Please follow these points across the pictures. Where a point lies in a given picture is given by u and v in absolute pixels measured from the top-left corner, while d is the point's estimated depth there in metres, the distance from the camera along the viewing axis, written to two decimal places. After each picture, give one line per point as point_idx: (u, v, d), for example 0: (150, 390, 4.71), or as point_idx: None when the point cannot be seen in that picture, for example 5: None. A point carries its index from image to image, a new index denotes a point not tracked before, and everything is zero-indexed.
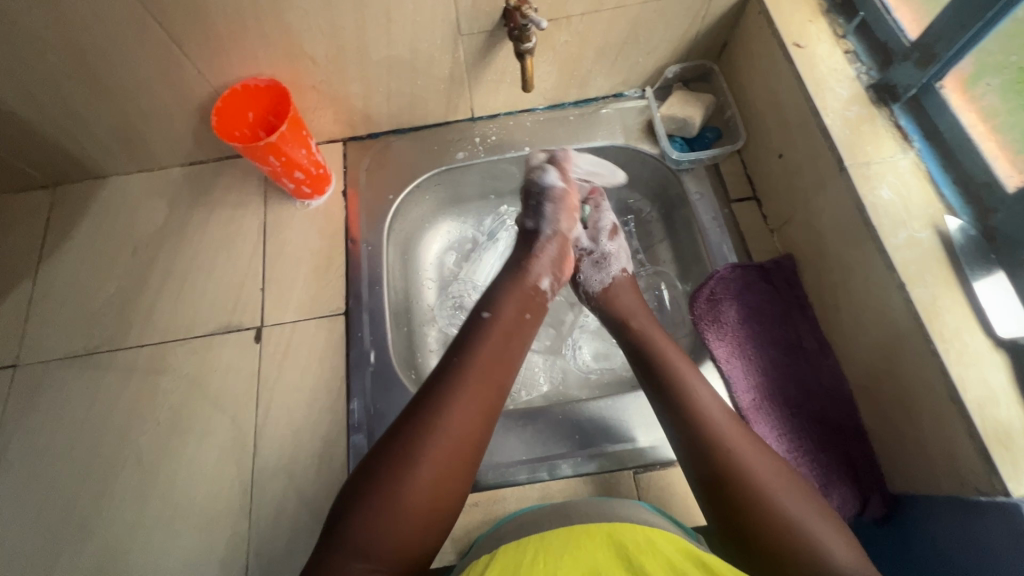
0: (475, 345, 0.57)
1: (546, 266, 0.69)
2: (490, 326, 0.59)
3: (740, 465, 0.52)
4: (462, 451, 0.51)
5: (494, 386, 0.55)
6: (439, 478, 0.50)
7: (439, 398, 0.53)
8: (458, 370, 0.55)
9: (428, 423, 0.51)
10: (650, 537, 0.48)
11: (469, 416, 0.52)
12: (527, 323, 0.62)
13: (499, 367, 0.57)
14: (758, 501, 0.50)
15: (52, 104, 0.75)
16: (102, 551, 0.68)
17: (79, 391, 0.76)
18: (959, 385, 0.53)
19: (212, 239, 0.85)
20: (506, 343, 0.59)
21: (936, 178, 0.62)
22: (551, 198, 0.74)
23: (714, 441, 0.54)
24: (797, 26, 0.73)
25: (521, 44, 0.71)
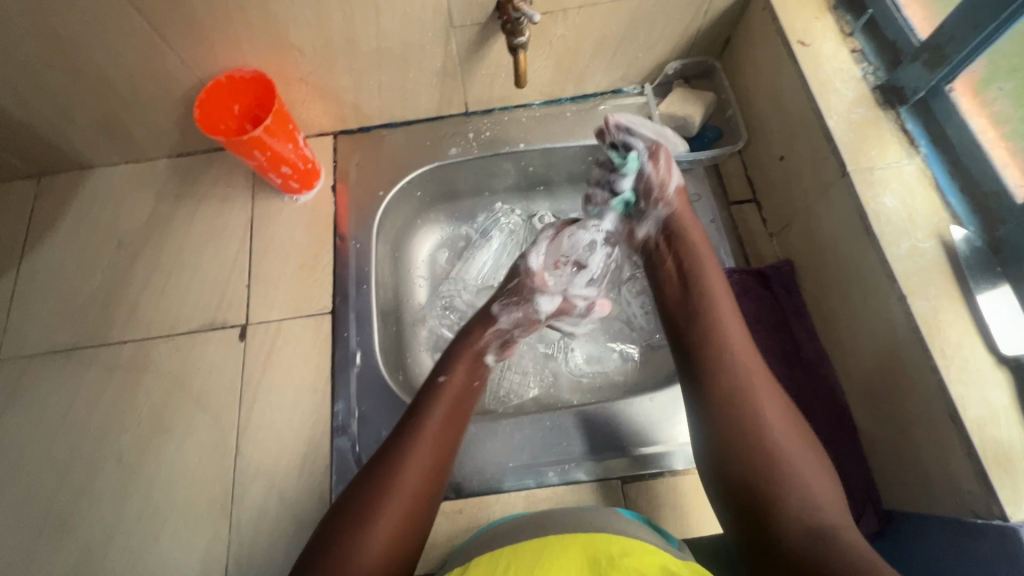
0: (428, 406, 0.59)
1: (494, 346, 0.70)
2: (440, 391, 0.61)
3: (763, 435, 0.53)
4: (416, 509, 0.53)
5: (443, 447, 0.57)
6: (396, 530, 0.50)
7: (394, 458, 0.54)
8: (413, 430, 0.56)
9: (385, 480, 0.52)
10: (624, 545, 0.46)
11: (422, 473, 0.54)
12: (475, 390, 0.64)
13: (448, 430, 0.58)
14: (773, 474, 0.51)
15: (32, 94, 0.73)
16: (80, 551, 0.67)
17: (60, 387, 0.75)
18: (959, 403, 0.51)
19: (198, 234, 0.84)
20: (458, 408, 0.61)
21: (941, 185, 0.60)
22: (525, 313, 0.73)
23: (740, 404, 0.55)
24: (802, 23, 0.70)
25: (514, 38, 0.67)
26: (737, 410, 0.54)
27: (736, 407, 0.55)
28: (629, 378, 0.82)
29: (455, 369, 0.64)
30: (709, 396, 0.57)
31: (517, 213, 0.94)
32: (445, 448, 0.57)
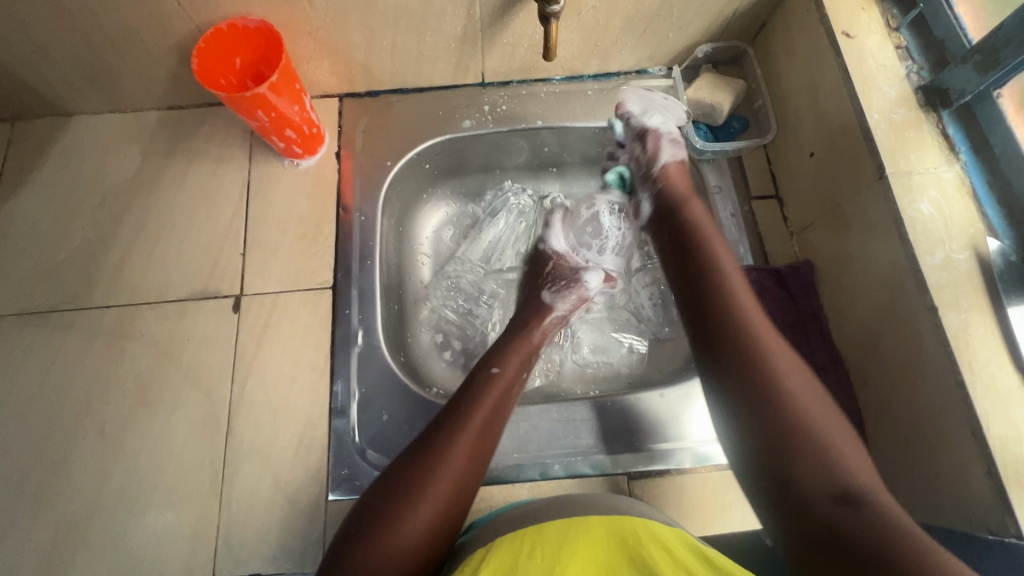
0: (475, 396, 0.57)
1: (532, 344, 0.66)
2: (489, 383, 0.58)
3: (774, 373, 0.52)
4: (455, 500, 0.51)
5: (487, 448, 0.54)
6: (431, 527, 0.49)
7: (430, 457, 0.51)
8: (455, 423, 0.54)
9: (423, 471, 0.50)
10: (651, 530, 0.46)
11: (462, 476, 0.52)
12: (522, 381, 0.61)
13: (492, 435, 0.55)
14: (811, 442, 0.48)
15: (7, 28, 0.66)
16: (58, 527, 0.63)
17: (35, 352, 0.70)
18: (984, 420, 0.50)
19: (190, 194, 0.78)
20: (504, 399, 0.58)
21: (979, 195, 0.58)
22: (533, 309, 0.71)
23: (771, 372, 0.52)
24: (847, 14, 0.67)
25: (548, 6, 0.61)
26: (767, 379, 0.51)
27: (766, 378, 0.52)
28: (635, 371, 0.81)
29: (507, 360, 0.61)
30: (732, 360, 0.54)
31: (528, 193, 0.90)
32: (488, 448, 0.54)
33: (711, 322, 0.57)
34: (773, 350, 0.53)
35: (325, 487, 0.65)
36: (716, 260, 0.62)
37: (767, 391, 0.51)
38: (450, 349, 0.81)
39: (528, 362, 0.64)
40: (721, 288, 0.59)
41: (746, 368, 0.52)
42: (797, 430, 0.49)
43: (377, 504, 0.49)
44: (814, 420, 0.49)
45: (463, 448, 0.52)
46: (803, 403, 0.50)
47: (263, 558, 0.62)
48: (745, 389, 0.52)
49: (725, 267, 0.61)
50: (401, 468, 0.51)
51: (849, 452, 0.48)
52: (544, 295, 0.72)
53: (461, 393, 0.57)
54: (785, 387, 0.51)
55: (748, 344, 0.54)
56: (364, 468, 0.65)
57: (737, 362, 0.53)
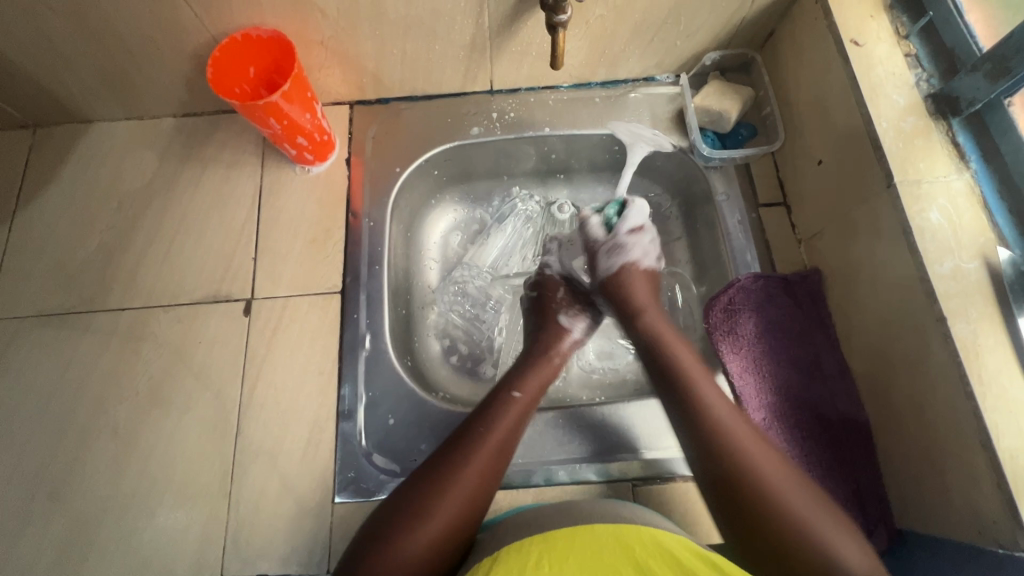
0: (493, 416, 0.57)
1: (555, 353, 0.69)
2: (506, 403, 0.59)
3: (761, 483, 0.51)
4: (464, 518, 0.51)
5: (494, 467, 0.54)
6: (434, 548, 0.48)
7: (442, 474, 0.52)
8: (473, 438, 0.55)
9: (436, 486, 0.51)
10: (658, 538, 0.46)
11: (472, 494, 0.52)
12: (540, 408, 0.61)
13: (506, 452, 0.56)
14: (807, 545, 0.47)
15: (30, 38, 0.68)
16: (72, 525, 0.65)
17: (52, 352, 0.72)
18: (993, 431, 0.49)
19: (204, 199, 0.80)
20: (521, 422, 0.58)
21: (990, 204, 0.57)
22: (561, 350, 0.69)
23: (756, 482, 0.51)
24: (856, 21, 0.67)
25: (555, 15, 0.62)
26: (757, 489, 0.50)
27: (750, 491, 0.51)
28: (641, 377, 0.81)
29: (530, 386, 0.62)
30: (716, 477, 0.53)
31: (536, 200, 0.91)
32: (499, 470, 0.55)
33: (700, 451, 0.55)
34: (754, 455, 0.53)
35: (332, 490, 0.65)
36: (691, 374, 0.60)
37: (756, 502, 0.50)
38: (457, 354, 0.82)
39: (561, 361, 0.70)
40: (708, 408, 0.56)
41: (729, 483, 0.52)
42: (789, 535, 0.48)
43: (386, 515, 0.50)
44: (808, 516, 0.49)
45: (473, 467, 0.53)
46: (795, 507, 0.49)
47: (270, 559, 0.63)
48: (735, 504, 0.51)
49: (704, 387, 0.58)
50: (417, 480, 0.52)
51: (847, 549, 0.47)
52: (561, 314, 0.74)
53: (480, 412, 0.58)
54: (772, 488, 0.50)
55: (731, 455, 0.53)
56: (371, 471, 0.66)
57: (720, 477, 0.52)
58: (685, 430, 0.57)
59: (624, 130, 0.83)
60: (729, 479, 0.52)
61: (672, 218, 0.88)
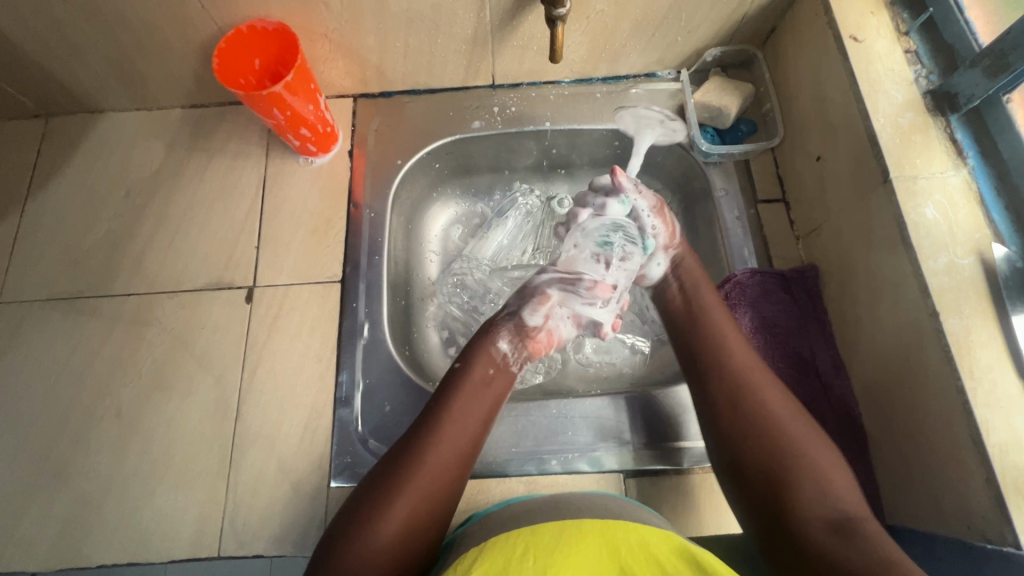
0: (449, 395, 0.59)
1: (507, 327, 0.66)
2: (460, 381, 0.61)
3: (766, 419, 0.54)
4: (433, 495, 0.52)
5: (459, 444, 0.56)
6: (411, 519, 0.50)
7: (411, 454, 0.54)
8: (432, 420, 0.57)
9: (404, 466, 0.53)
10: (642, 537, 0.46)
11: (438, 472, 0.53)
12: (494, 380, 0.62)
13: (471, 425, 0.58)
14: (803, 473, 0.50)
15: (44, 29, 0.70)
16: (74, 504, 0.66)
17: (60, 335, 0.74)
18: (983, 427, 0.49)
19: (209, 188, 0.81)
20: (480, 396, 0.60)
21: (986, 200, 0.57)
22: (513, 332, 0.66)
23: (760, 415, 0.54)
24: (856, 18, 0.67)
25: (554, 9, 0.63)
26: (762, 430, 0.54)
27: (755, 423, 0.54)
28: (637, 372, 0.81)
29: (473, 358, 0.63)
30: (725, 411, 0.56)
31: (536, 194, 0.91)
32: (461, 447, 0.56)
33: (716, 383, 0.58)
34: (765, 393, 0.56)
35: (328, 474, 0.67)
36: (720, 327, 0.63)
37: (758, 436, 0.53)
38: (455, 346, 0.82)
39: (527, 339, 0.67)
40: (725, 354, 0.60)
41: (738, 413, 0.55)
42: (786, 464, 0.51)
43: (358, 504, 0.51)
44: (811, 460, 0.51)
45: (439, 442, 0.55)
46: (796, 440, 0.52)
47: (267, 540, 0.64)
48: (739, 432, 0.55)
49: (730, 339, 0.61)
50: (382, 467, 0.54)
51: (840, 484, 0.50)
52: (495, 339, 0.65)
53: (436, 394, 0.60)
54: (776, 423, 0.54)
55: (745, 394, 0.56)
56: (366, 457, 0.67)
57: (731, 408, 0.56)
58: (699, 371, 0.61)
59: (623, 125, 0.84)
60: (739, 414, 0.55)
61: (671, 214, 0.88)
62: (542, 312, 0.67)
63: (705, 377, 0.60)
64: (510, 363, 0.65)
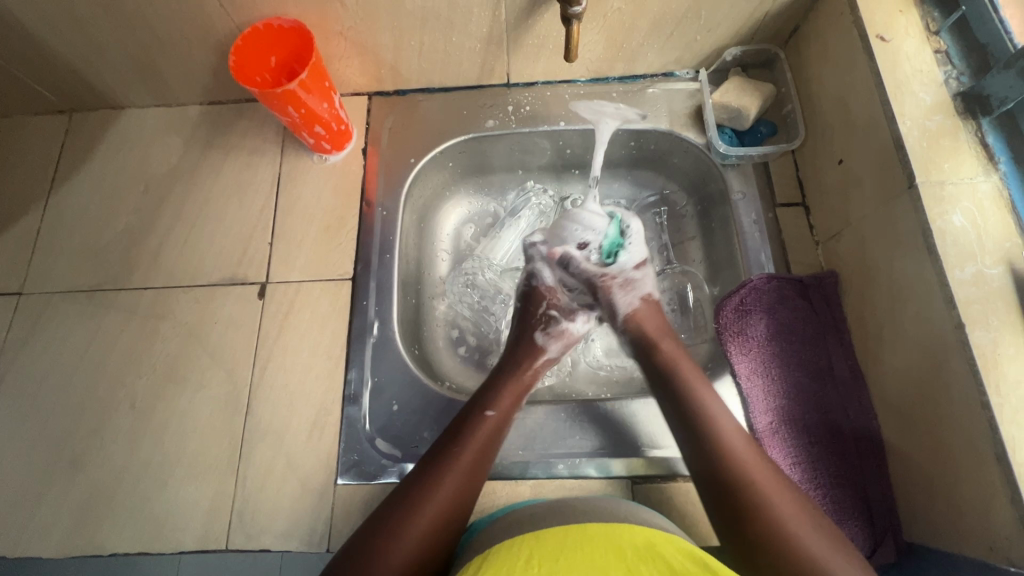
0: (464, 440, 0.57)
1: (541, 369, 0.69)
2: (477, 426, 0.59)
3: (763, 504, 0.51)
4: (426, 560, 0.50)
5: (461, 501, 0.54)
6: (417, 556, 0.50)
7: (423, 484, 0.54)
8: (438, 472, 0.55)
9: (399, 523, 0.51)
10: (647, 537, 0.46)
11: (435, 533, 0.51)
12: (516, 417, 0.63)
13: (484, 459, 0.57)
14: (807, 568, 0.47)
15: (67, 25, 0.71)
16: (88, 492, 0.67)
17: (79, 327, 0.75)
18: (1009, 445, 0.47)
19: (226, 184, 0.82)
20: (487, 449, 0.58)
21: (1019, 207, 0.55)
22: (546, 368, 0.70)
23: (757, 500, 0.51)
24: (884, 16, 0.64)
25: (570, 8, 0.61)
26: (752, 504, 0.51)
27: (752, 508, 0.51)
28: (649, 376, 0.80)
29: (501, 402, 0.62)
30: (722, 489, 0.53)
31: (550, 195, 0.91)
32: (461, 505, 0.54)
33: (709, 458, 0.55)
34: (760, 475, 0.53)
35: (335, 471, 0.67)
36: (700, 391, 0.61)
37: (759, 521, 0.50)
38: (465, 346, 0.83)
39: (549, 376, 0.71)
40: (709, 422, 0.58)
41: (737, 496, 0.52)
42: (788, 556, 0.48)
43: (353, 553, 0.50)
44: (812, 548, 0.48)
45: (454, 476, 0.54)
46: (794, 528, 0.49)
47: (274, 535, 0.65)
48: (739, 515, 0.52)
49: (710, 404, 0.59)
50: (380, 518, 0.52)
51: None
52: (532, 383, 0.67)
53: (449, 436, 0.58)
54: (773, 507, 0.51)
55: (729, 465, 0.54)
56: (373, 455, 0.67)
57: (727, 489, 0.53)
58: (693, 443, 0.58)
59: (639, 125, 0.82)
60: (738, 495, 0.52)
61: (687, 217, 0.87)
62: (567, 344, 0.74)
63: (699, 452, 0.57)
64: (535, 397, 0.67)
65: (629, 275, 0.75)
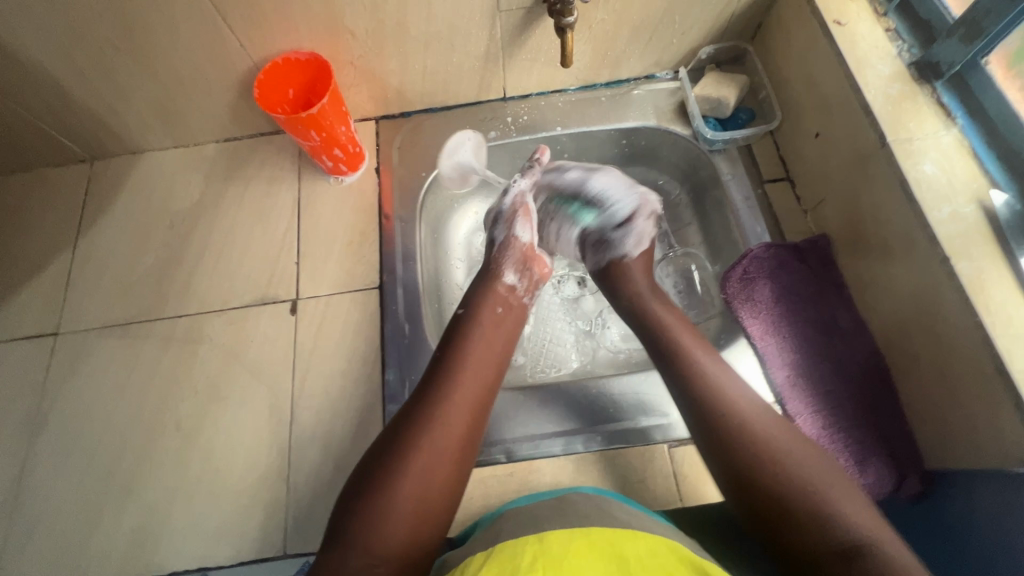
0: (457, 347, 0.61)
1: (510, 259, 0.72)
2: (461, 331, 0.63)
3: (761, 444, 0.52)
4: (444, 454, 0.53)
5: (475, 396, 0.57)
6: (423, 484, 0.51)
7: (431, 391, 0.56)
8: (441, 375, 0.58)
9: (414, 426, 0.53)
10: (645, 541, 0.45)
11: (449, 429, 0.54)
12: (500, 317, 0.66)
13: (486, 371, 0.59)
14: (809, 498, 0.48)
15: (97, 77, 0.77)
16: (143, 515, 0.69)
17: (118, 359, 0.78)
18: (1006, 356, 0.52)
19: (248, 213, 0.86)
20: (488, 343, 0.62)
21: (979, 154, 0.62)
22: (515, 251, 0.73)
23: (752, 443, 0.52)
24: (837, 5, 0.73)
25: (563, 18, 0.70)
26: (760, 465, 0.51)
27: (749, 450, 0.52)
28: None
29: (479, 304, 0.66)
30: (717, 436, 0.54)
31: None
32: (471, 395, 0.57)
33: (694, 404, 0.56)
34: (752, 418, 0.54)
35: None
36: (699, 355, 0.59)
37: (762, 463, 0.51)
38: None
39: (528, 261, 0.73)
40: (708, 393, 0.56)
41: (729, 440, 0.53)
42: (791, 493, 0.49)
43: (369, 468, 0.52)
44: (810, 478, 0.49)
45: (455, 394, 0.56)
46: (795, 463, 0.50)
47: None
48: (738, 457, 0.52)
49: (708, 369, 0.58)
50: (390, 433, 0.54)
51: (851, 506, 0.48)
52: (502, 275, 0.70)
53: (442, 348, 0.61)
54: (772, 445, 0.52)
55: (734, 429, 0.53)
56: None
57: (725, 434, 0.53)
58: (680, 390, 0.58)
59: (629, 124, 0.89)
60: (734, 442, 0.52)
61: (682, 205, 0.93)
62: (529, 224, 0.77)
63: (687, 400, 0.57)
64: (518, 295, 0.70)
65: (624, 223, 0.76)
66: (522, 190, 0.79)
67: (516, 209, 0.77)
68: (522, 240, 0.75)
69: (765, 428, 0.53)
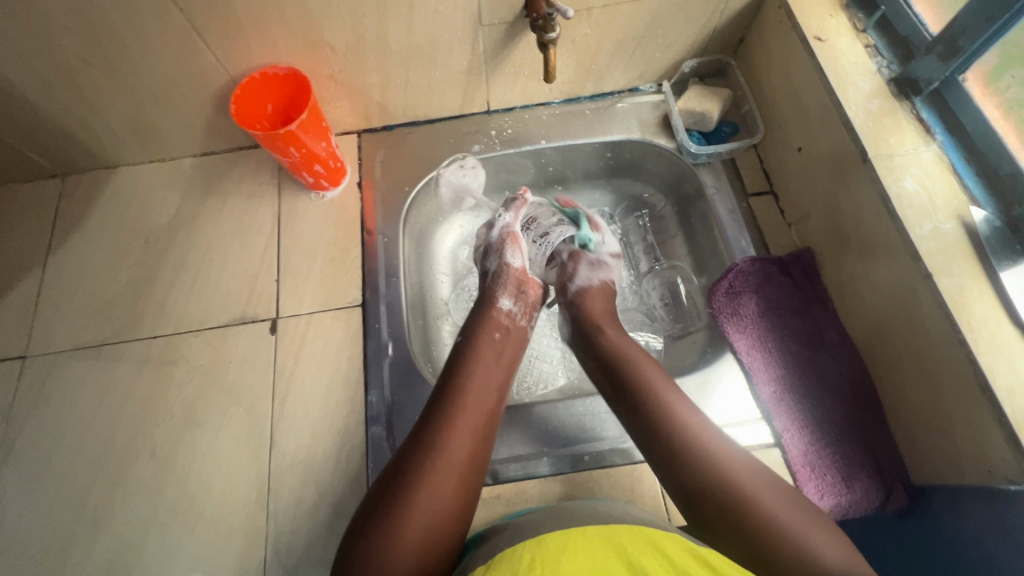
0: (461, 372, 0.60)
1: (504, 285, 0.72)
2: (468, 356, 0.62)
3: (720, 469, 0.52)
4: (453, 482, 0.52)
5: (483, 421, 0.57)
6: (433, 513, 0.49)
7: (437, 417, 0.55)
8: (447, 401, 0.57)
9: (421, 455, 0.52)
10: (645, 534, 0.44)
11: (459, 454, 0.53)
12: (496, 342, 0.66)
13: (487, 399, 0.59)
14: (775, 522, 0.48)
15: (66, 92, 0.74)
16: (116, 546, 0.66)
17: (90, 382, 0.75)
18: (988, 373, 0.52)
19: (226, 229, 0.84)
20: (492, 369, 0.62)
21: (958, 169, 0.63)
22: (510, 276, 0.73)
23: (714, 467, 0.52)
24: (817, 21, 0.73)
25: (545, 34, 0.69)
26: (723, 489, 0.51)
27: (710, 474, 0.52)
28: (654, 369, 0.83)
29: (478, 330, 0.67)
30: (675, 463, 0.54)
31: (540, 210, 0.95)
32: (479, 421, 0.56)
33: (652, 432, 0.56)
34: (709, 443, 0.54)
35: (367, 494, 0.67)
36: (653, 383, 0.59)
37: (725, 487, 0.51)
38: None
39: (523, 286, 0.73)
40: (666, 418, 0.56)
41: (685, 465, 0.53)
42: (756, 516, 0.49)
43: (376, 500, 0.51)
44: (767, 502, 0.50)
45: (461, 419, 0.55)
46: (750, 487, 0.51)
47: (311, 565, 0.64)
48: (698, 481, 0.52)
49: (665, 396, 0.58)
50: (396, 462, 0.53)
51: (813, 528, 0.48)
52: (498, 301, 0.71)
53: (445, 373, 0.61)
54: (731, 469, 0.52)
55: (691, 455, 0.53)
56: None
57: (679, 460, 0.53)
58: (638, 417, 0.58)
59: (613, 137, 0.89)
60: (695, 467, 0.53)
61: (668, 217, 0.93)
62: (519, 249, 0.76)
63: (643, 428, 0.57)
64: (517, 319, 0.70)
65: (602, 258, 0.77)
66: (509, 222, 0.78)
67: (503, 239, 0.76)
68: (515, 266, 0.74)
69: (724, 453, 0.53)
